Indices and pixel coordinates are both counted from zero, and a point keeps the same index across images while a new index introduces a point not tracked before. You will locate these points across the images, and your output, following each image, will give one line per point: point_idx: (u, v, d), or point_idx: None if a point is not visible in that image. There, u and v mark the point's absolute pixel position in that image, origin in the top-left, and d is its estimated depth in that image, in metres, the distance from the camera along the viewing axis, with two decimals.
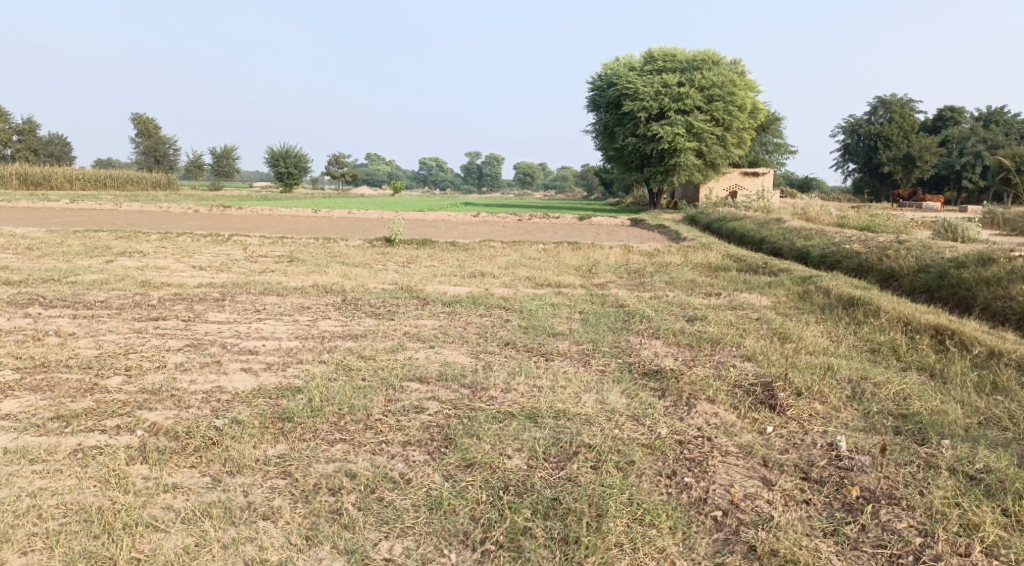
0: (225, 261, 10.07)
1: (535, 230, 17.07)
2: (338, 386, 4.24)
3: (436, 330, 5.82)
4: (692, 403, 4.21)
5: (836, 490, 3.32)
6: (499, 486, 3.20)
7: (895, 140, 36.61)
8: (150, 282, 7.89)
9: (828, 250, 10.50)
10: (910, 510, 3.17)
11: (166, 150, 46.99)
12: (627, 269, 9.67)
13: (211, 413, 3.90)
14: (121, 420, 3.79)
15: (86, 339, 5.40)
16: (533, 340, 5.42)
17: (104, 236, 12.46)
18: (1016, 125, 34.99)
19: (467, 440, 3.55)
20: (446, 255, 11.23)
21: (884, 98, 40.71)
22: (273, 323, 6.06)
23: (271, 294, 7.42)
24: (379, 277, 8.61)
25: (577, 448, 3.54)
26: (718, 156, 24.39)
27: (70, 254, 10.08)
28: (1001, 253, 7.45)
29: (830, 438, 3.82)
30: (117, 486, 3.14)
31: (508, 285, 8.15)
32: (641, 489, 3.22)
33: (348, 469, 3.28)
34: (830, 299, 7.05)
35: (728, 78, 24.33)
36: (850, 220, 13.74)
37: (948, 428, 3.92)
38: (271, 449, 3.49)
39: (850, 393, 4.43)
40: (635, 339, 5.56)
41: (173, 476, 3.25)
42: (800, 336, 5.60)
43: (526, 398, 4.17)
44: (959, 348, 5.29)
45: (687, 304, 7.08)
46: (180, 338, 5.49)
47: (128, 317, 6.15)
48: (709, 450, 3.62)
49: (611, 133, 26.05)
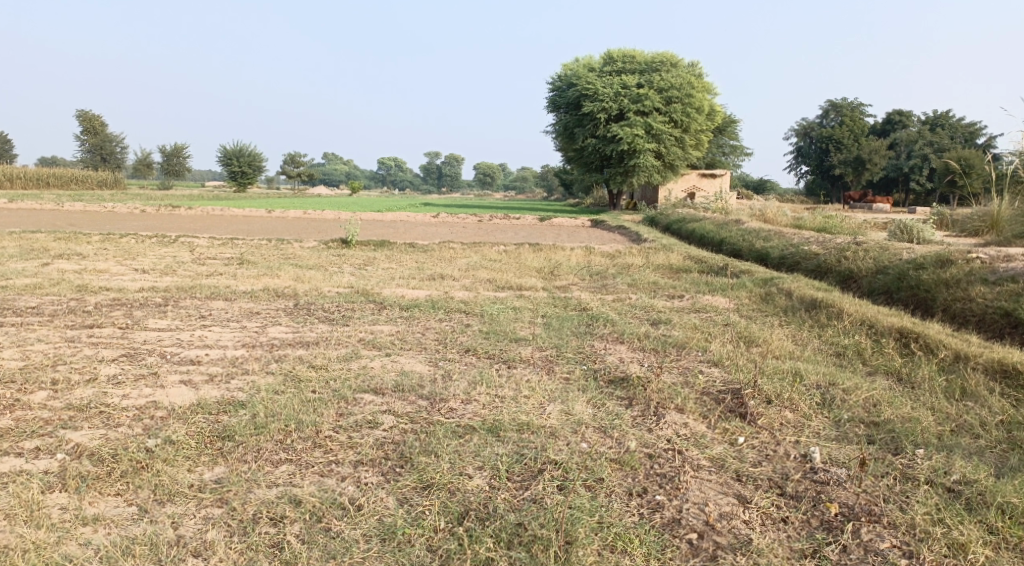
0: (169, 264, 9.60)
1: (495, 231, 16.83)
2: (285, 400, 3.94)
3: (393, 335, 5.55)
4: (660, 413, 4.01)
5: (814, 507, 3.15)
6: (459, 512, 2.95)
7: (846, 144, 37.58)
8: (87, 286, 7.43)
9: (787, 251, 10.49)
10: (892, 528, 3.03)
11: (113, 148, 45.54)
12: (588, 271, 9.50)
13: (144, 432, 3.57)
14: (40, 442, 3.44)
15: (12, 349, 5.00)
16: (495, 346, 5.19)
17: (43, 237, 11.86)
18: (960, 129, 35.96)
19: (424, 459, 3.30)
20: (404, 256, 10.91)
21: (835, 102, 41.40)
22: (218, 329, 5.72)
23: (219, 299, 7.05)
24: (333, 280, 8.29)
25: (542, 465, 3.31)
26: (676, 157, 24.42)
27: (4, 256, 9.50)
28: (958, 254, 7.46)
29: (804, 448, 3.66)
30: (28, 520, 2.81)
31: (469, 288, 7.89)
32: (612, 510, 3.02)
33: (293, 494, 3.00)
34: (792, 301, 6.98)
35: (686, 80, 24.37)
36: (806, 222, 13.82)
37: (921, 436, 3.80)
38: (208, 473, 3.19)
39: (820, 400, 4.29)
40: (600, 344, 5.37)
41: (94, 506, 2.93)
42: (766, 340, 5.48)
43: (487, 410, 3.93)
44: (924, 352, 5.21)
45: (651, 306, 6.93)
46: (116, 347, 5.11)
47: (61, 325, 5.74)
48: (681, 465, 3.42)
49: (570, 134, 25.99)
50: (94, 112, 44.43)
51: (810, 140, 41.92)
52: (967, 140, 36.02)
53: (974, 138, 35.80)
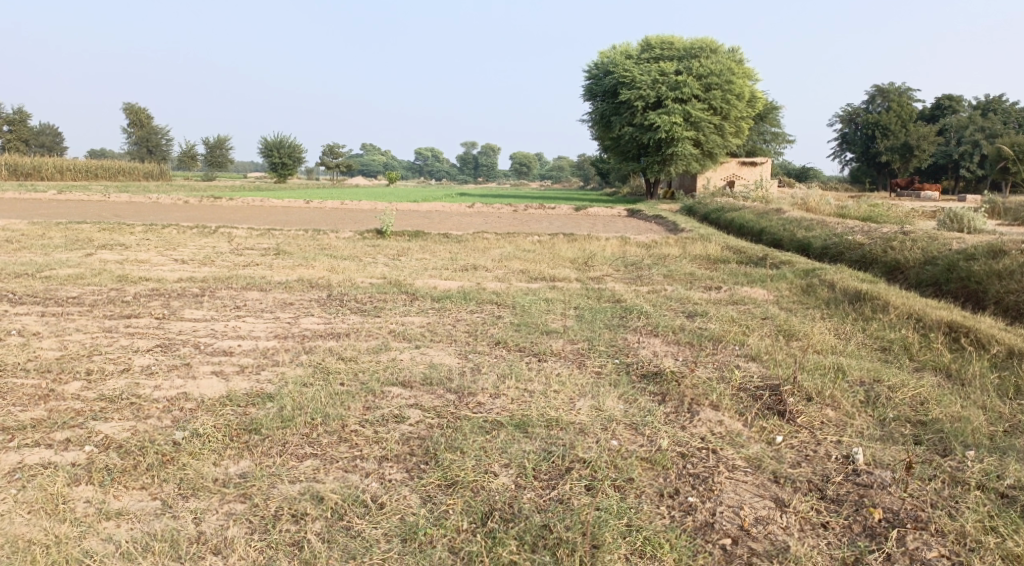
0: (208, 254, 9.71)
1: (530, 221, 16.70)
2: (314, 392, 3.90)
3: (423, 327, 5.50)
4: (694, 410, 3.88)
5: (856, 512, 3.01)
6: (483, 512, 2.88)
7: (893, 130, 36.24)
8: (127, 276, 7.54)
9: (830, 241, 10.18)
10: (939, 536, 2.88)
11: (158, 140, 46.44)
12: (623, 261, 9.36)
13: (171, 424, 3.57)
14: (71, 433, 3.46)
15: (50, 339, 5.07)
16: (526, 339, 5.11)
17: (88, 228, 12.12)
18: (1014, 114, 34.65)
19: (449, 456, 3.23)
20: (437, 247, 10.88)
21: (881, 87, 40.25)
22: (251, 320, 5.73)
23: (254, 289, 7.09)
24: (367, 270, 8.28)
25: (570, 464, 3.22)
26: (715, 145, 23.96)
27: (50, 246, 9.73)
28: (1012, 245, 7.13)
29: (846, 449, 3.50)
30: (53, 514, 2.82)
31: (501, 279, 7.79)
32: (642, 513, 2.92)
33: (315, 491, 2.96)
34: (835, 293, 6.74)
35: (726, 66, 23.85)
36: (851, 210, 13.43)
37: (971, 437, 3.61)
38: (232, 467, 3.18)
39: (864, 397, 4.10)
40: (633, 337, 5.24)
41: (119, 500, 2.93)
42: (807, 334, 5.29)
43: (516, 405, 3.84)
44: (975, 346, 4.97)
45: (687, 298, 6.77)
46: (151, 337, 5.15)
47: (99, 314, 5.82)
48: (715, 465, 3.30)
49: (607, 123, 25.67)
50: (140, 105, 45.39)
51: (855, 126, 40.78)
52: (1021, 125, 34.73)
53: None
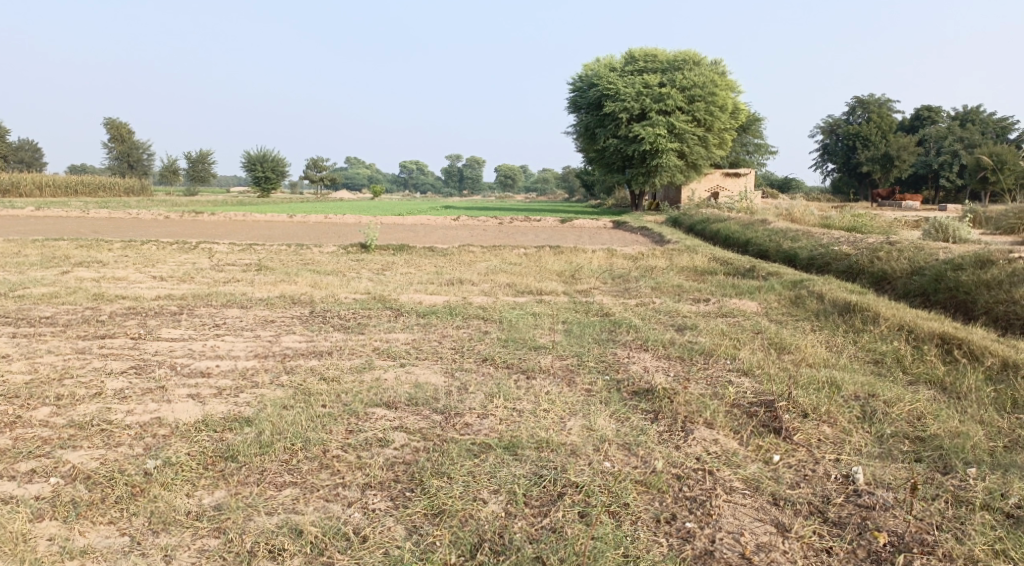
0: (187, 270, 9.50)
1: (515, 234, 16.60)
2: (293, 415, 3.74)
3: (408, 344, 5.35)
4: (688, 428, 3.76)
5: (860, 536, 2.90)
6: (471, 543, 2.75)
7: (873, 140, 36.42)
8: (103, 294, 7.32)
9: (817, 252, 10.13)
10: (947, 561, 2.78)
11: (139, 155, 45.95)
12: (611, 274, 9.26)
13: (144, 452, 3.40)
14: (37, 463, 3.28)
15: (20, 361, 4.88)
16: (514, 355, 4.97)
17: (65, 245, 11.87)
18: (991, 124, 35.11)
19: (436, 482, 3.09)
20: (422, 261, 10.73)
21: (862, 98, 40.70)
22: (231, 339, 5.56)
23: (234, 307, 6.91)
24: (351, 286, 8.11)
25: (562, 489, 3.09)
26: (699, 156, 24.00)
27: (25, 264, 9.49)
28: (999, 254, 7.10)
29: (846, 468, 3.39)
30: (13, 554, 2.65)
31: (487, 293, 7.66)
32: (638, 541, 2.79)
33: (294, 523, 2.81)
34: (825, 305, 6.66)
35: (709, 78, 23.97)
36: (835, 220, 13.44)
37: (972, 453, 3.52)
38: (207, 497, 3.02)
39: (860, 413, 4.00)
40: (623, 352, 5.12)
41: (85, 537, 2.77)
42: (799, 347, 5.20)
43: (504, 425, 3.70)
44: (969, 359, 4.89)
45: (675, 311, 6.67)
46: (125, 359, 4.97)
47: (72, 335, 5.62)
48: (712, 487, 3.18)
49: (592, 134, 25.66)
50: (121, 119, 44.98)
51: (836, 138, 41.17)
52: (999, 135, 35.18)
53: (1006, 133, 34.83)
